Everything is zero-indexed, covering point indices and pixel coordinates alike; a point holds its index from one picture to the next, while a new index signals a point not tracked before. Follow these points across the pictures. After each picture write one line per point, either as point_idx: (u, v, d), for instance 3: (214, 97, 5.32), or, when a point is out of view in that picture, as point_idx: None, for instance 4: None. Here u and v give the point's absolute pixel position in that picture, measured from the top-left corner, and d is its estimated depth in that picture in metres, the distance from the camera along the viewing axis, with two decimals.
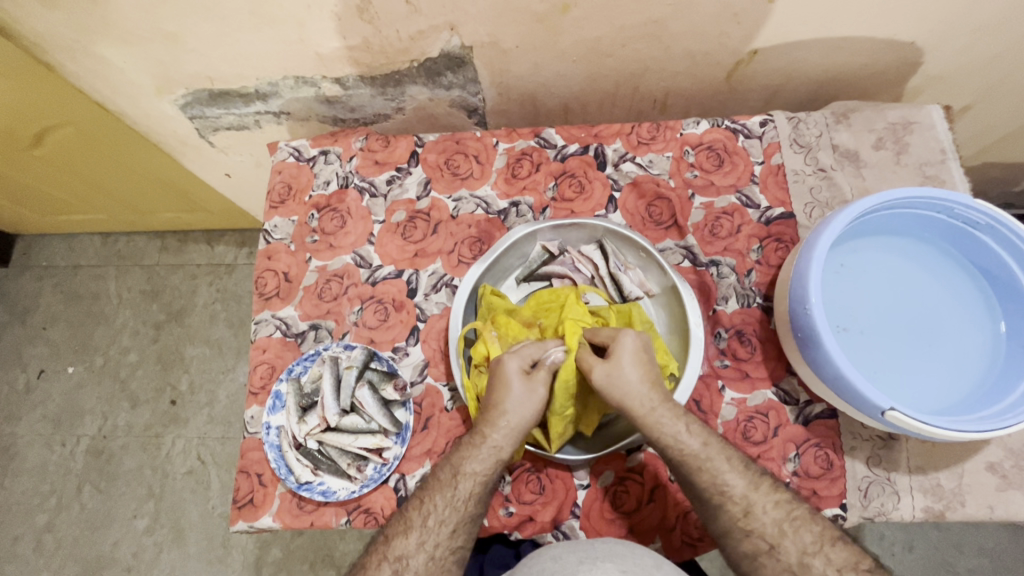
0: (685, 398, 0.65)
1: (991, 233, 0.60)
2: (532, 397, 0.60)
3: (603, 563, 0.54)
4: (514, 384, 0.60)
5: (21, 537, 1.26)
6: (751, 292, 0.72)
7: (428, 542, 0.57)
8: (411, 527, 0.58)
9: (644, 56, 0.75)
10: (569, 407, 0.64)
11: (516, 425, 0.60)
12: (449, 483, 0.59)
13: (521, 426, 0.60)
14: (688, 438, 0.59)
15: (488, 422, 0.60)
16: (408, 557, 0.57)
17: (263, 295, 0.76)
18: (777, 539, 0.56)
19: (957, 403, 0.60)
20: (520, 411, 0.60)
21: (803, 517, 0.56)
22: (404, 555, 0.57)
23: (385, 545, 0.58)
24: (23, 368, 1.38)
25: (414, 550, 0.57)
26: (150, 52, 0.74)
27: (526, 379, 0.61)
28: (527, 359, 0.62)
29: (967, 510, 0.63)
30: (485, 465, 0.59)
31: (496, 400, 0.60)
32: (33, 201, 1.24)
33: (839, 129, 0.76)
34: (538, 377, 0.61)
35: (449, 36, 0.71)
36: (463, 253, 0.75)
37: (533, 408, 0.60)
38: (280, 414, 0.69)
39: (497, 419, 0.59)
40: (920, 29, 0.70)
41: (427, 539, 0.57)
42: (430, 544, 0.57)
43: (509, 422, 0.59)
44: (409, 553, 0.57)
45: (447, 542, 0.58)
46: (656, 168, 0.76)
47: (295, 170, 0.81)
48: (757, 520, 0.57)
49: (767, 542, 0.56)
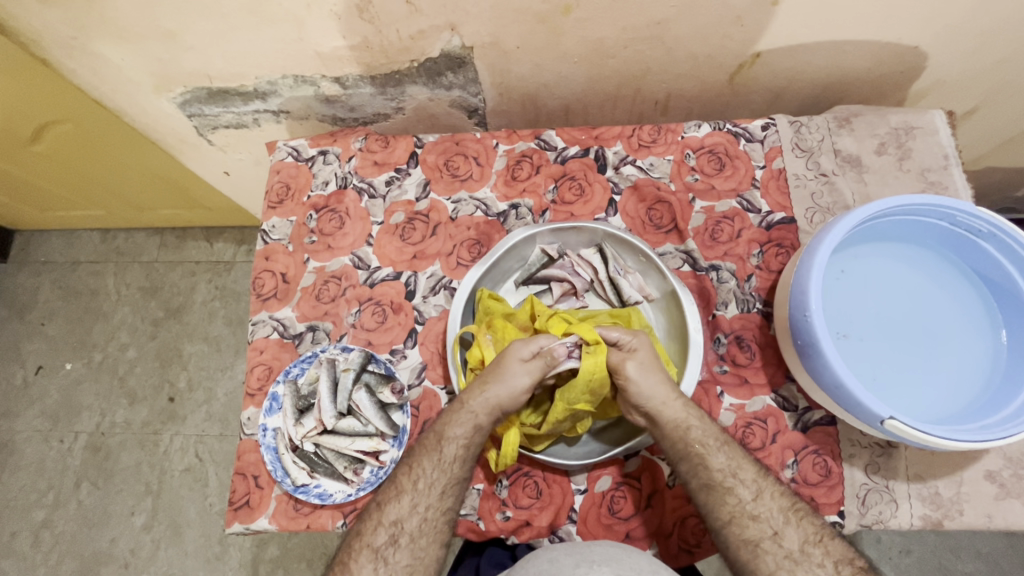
0: (691, 391, 0.65)
1: (993, 241, 0.60)
2: (520, 382, 0.60)
3: (600, 567, 0.53)
4: (517, 359, 0.61)
5: (19, 533, 1.26)
6: (751, 298, 0.71)
7: (421, 504, 0.59)
8: (403, 492, 0.60)
9: (646, 57, 0.74)
10: (583, 398, 0.61)
11: (489, 399, 0.60)
12: (434, 448, 0.61)
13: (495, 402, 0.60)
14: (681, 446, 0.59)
15: (495, 373, 0.61)
16: (402, 520, 0.59)
17: (260, 296, 0.76)
18: (782, 528, 0.57)
19: (957, 412, 0.59)
20: (498, 390, 0.60)
21: (791, 514, 0.58)
22: (399, 519, 0.59)
23: (379, 512, 0.59)
24: (21, 364, 1.37)
25: (383, 540, 0.58)
26: (148, 49, 0.73)
27: (523, 364, 0.61)
28: (528, 346, 0.61)
29: (965, 519, 0.63)
30: (465, 429, 0.61)
31: (487, 374, 0.61)
32: (32, 197, 1.23)
33: (842, 133, 0.75)
34: (535, 365, 0.60)
35: (449, 36, 0.70)
36: (462, 256, 0.75)
37: (512, 391, 0.60)
38: (276, 416, 0.68)
39: (477, 389, 0.61)
40: (925, 34, 0.69)
41: (419, 501, 0.59)
42: (423, 506, 0.59)
43: (490, 394, 0.60)
44: (402, 517, 0.59)
45: (437, 503, 0.60)
46: (657, 171, 0.76)
47: (294, 170, 0.81)
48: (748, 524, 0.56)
49: (757, 536, 0.57)
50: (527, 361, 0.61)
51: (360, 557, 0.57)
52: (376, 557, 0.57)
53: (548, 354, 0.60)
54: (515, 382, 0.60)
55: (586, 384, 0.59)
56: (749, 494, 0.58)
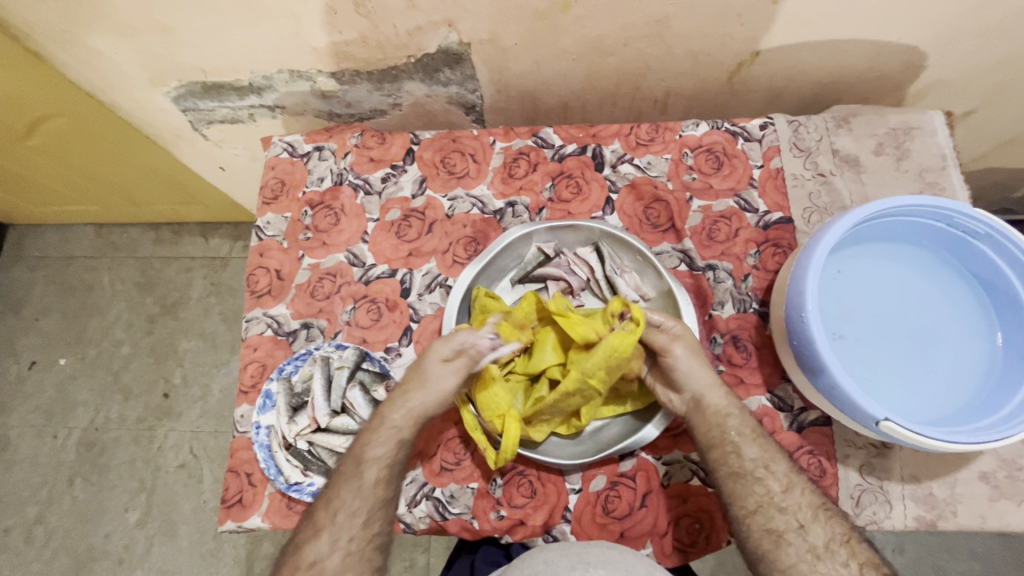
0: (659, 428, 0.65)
1: (990, 242, 0.60)
2: (443, 384, 0.63)
3: (595, 570, 0.53)
4: (432, 363, 0.63)
5: (12, 528, 1.26)
6: (748, 298, 0.71)
7: (342, 538, 0.57)
8: None
9: (645, 55, 0.74)
10: (599, 372, 0.61)
11: (414, 409, 0.63)
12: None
13: (421, 412, 0.63)
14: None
15: (418, 379, 0.63)
16: (322, 560, 0.56)
17: (254, 292, 0.75)
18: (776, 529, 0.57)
19: (951, 413, 0.59)
20: (423, 398, 0.63)
21: (785, 514, 0.57)
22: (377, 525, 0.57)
23: (372, 511, 0.59)
24: (14, 359, 1.37)
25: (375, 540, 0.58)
26: (142, 43, 0.73)
27: (444, 363, 0.63)
28: (447, 345, 0.64)
29: (959, 520, 0.63)
30: (387, 448, 0.62)
31: (409, 383, 0.64)
32: (26, 191, 1.22)
33: (840, 133, 0.75)
34: (457, 363, 0.63)
35: (447, 31, 0.70)
36: (458, 254, 0.74)
37: (437, 395, 0.63)
38: (270, 413, 0.68)
39: (399, 401, 0.63)
40: (925, 34, 0.69)
41: (340, 535, 0.57)
42: (344, 540, 0.57)
43: (413, 401, 0.63)
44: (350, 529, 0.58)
45: (362, 532, 0.58)
46: (654, 170, 0.76)
47: (289, 165, 0.80)
48: None
49: None
50: (448, 360, 0.64)
51: (352, 555, 0.57)
52: (366, 557, 0.57)
53: (468, 352, 0.63)
54: (436, 384, 0.63)
55: (607, 354, 0.60)
56: (779, 487, 0.58)
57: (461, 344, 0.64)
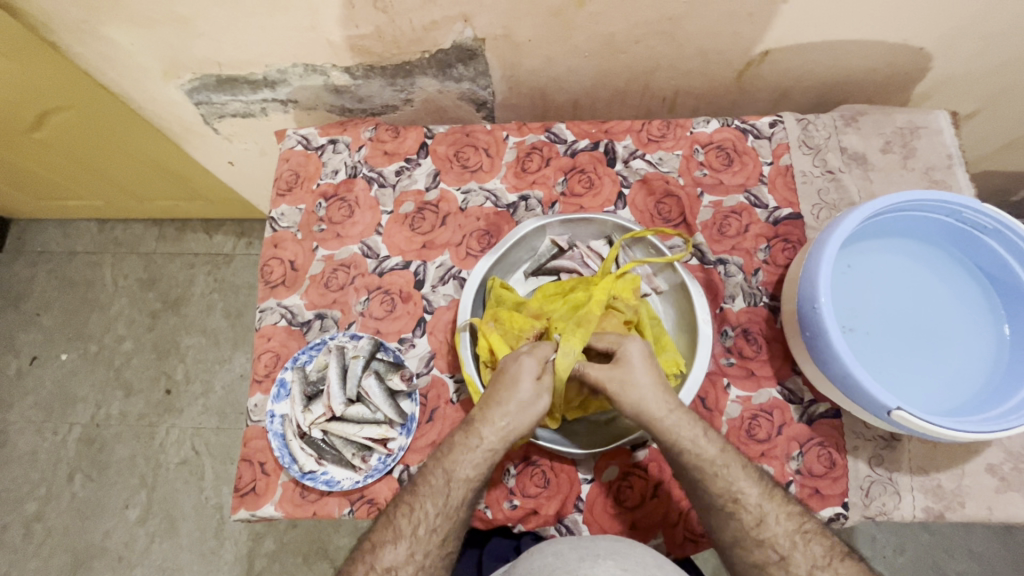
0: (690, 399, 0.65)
1: (997, 237, 0.61)
2: (535, 402, 0.60)
3: (605, 560, 0.53)
4: (522, 380, 0.60)
5: (10, 525, 1.25)
6: (758, 291, 0.72)
7: (418, 552, 0.58)
8: None
9: (656, 53, 0.75)
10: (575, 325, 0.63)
11: (511, 429, 0.60)
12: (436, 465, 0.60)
13: (515, 431, 0.60)
14: (690, 450, 0.59)
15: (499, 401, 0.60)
16: (387, 566, 0.57)
17: (268, 283, 0.76)
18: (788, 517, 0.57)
19: (960, 404, 0.60)
20: (518, 415, 0.60)
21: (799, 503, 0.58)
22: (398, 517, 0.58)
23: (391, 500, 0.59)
24: (15, 355, 1.36)
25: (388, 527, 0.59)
26: (159, 35, 0.73)
27: (535, 381, 0.60)
28: (536, 362, 0.61)
29: (966, 511, 0.64)
30: (461, 458, 0.60)
31: (499, 396, 0.60)
32: (30, 184, 1.22)
33: (848, 131, 0.76)
34: (547, 381, 0.61)
35: (462, 27, 0.71)
36: (471, 246, 0.75)
37: (531, 413, 0.60)
38: (284, 402, 0.69)
39: (494, 418, 0.60)
40: (930, 35, 0.71)
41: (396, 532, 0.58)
42: (420, 555, 0.58)
43: (506, 424, 0.60)
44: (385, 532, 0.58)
45: (437, 549, 0.58)
46: (665, 166, 0.77)
47: (303, 158, 0.81)
48: (763, 530, 0.57)
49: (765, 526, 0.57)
50: (539, 379, 0.61)
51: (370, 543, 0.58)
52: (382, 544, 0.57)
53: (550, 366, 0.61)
54: (524, 402, 0.60)
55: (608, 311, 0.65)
56: None
57: (546, 357, 0.62)
